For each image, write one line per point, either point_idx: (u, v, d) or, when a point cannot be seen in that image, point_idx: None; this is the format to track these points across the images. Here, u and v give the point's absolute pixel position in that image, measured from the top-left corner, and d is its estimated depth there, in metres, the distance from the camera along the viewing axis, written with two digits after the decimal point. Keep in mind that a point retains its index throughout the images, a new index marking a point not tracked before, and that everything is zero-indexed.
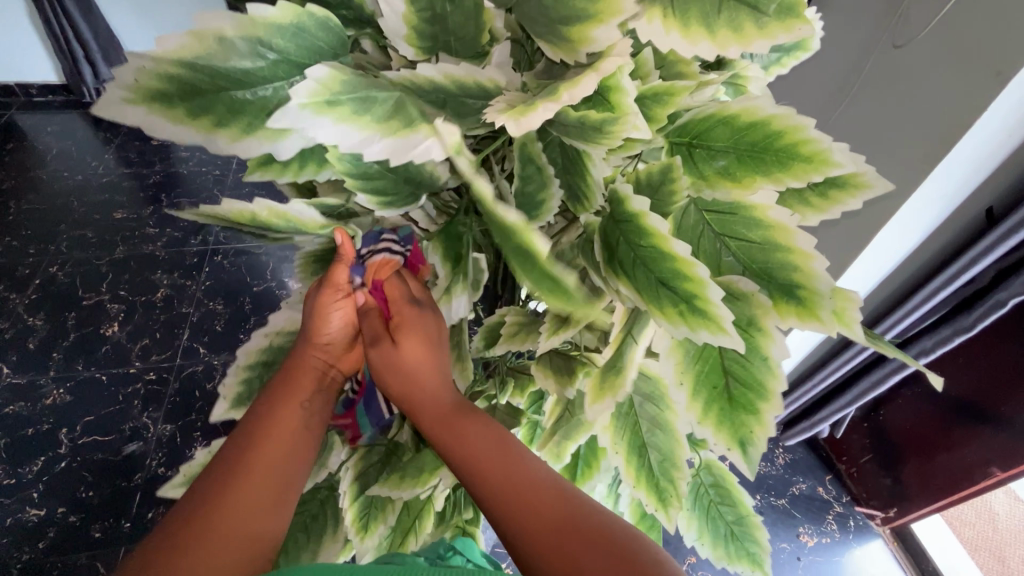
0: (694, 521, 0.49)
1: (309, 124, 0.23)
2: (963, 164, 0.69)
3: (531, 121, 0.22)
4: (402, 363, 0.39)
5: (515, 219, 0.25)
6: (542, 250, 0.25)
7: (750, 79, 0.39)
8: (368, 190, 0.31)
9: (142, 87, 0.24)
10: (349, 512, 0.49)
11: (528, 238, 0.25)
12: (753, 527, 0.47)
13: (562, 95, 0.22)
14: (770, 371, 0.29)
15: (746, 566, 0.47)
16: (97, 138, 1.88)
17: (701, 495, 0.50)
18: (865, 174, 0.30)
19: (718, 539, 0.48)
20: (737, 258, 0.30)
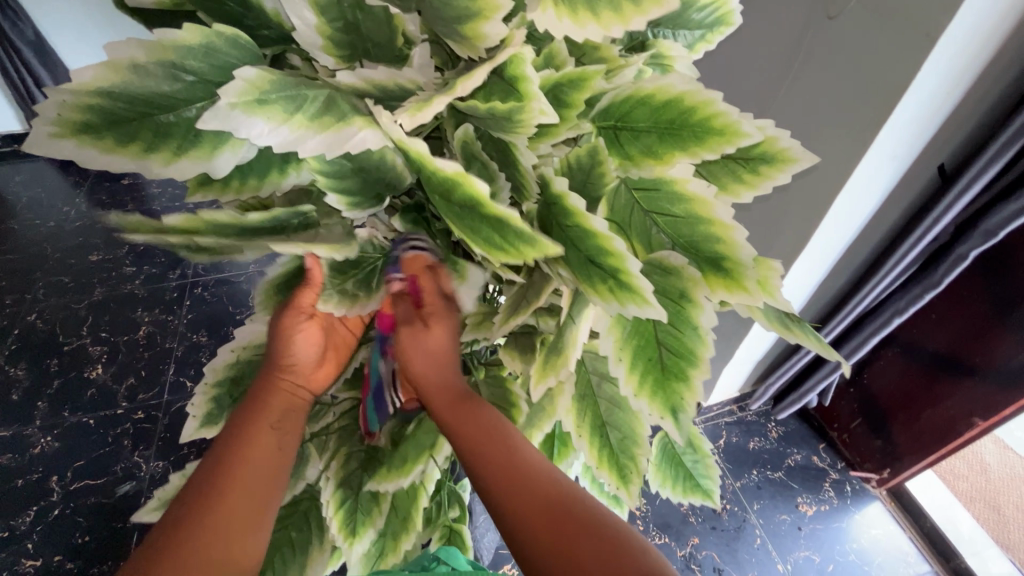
0: (659, 471, 0.54)
1: (240, 123, 0.23)
2: (908, 126, 0.71)
3: (427, 114, 0.23)
4: (426, 350, 0.42)
5: (454, 168, 0.24)
6: (485, 191, 0.24)
7: (676, 58, 0.41)
8: (336, 189, 0.31)
9: (66, 121, 0.24)
10: (334, 522, 0.49)
11: (469, 182, 0.24)
12: (706, 464, 0.52)
13: (456, 88, 0.23)
14: (700, 339, 0.31)
15: (699, 499, 0.52)
16: (67, 183, 1.86)
17: (668, 450, 0.54)
18: (792, 149, 0.32)
19: (677, 480, 0.53)
20: (665, 233, 0.32)
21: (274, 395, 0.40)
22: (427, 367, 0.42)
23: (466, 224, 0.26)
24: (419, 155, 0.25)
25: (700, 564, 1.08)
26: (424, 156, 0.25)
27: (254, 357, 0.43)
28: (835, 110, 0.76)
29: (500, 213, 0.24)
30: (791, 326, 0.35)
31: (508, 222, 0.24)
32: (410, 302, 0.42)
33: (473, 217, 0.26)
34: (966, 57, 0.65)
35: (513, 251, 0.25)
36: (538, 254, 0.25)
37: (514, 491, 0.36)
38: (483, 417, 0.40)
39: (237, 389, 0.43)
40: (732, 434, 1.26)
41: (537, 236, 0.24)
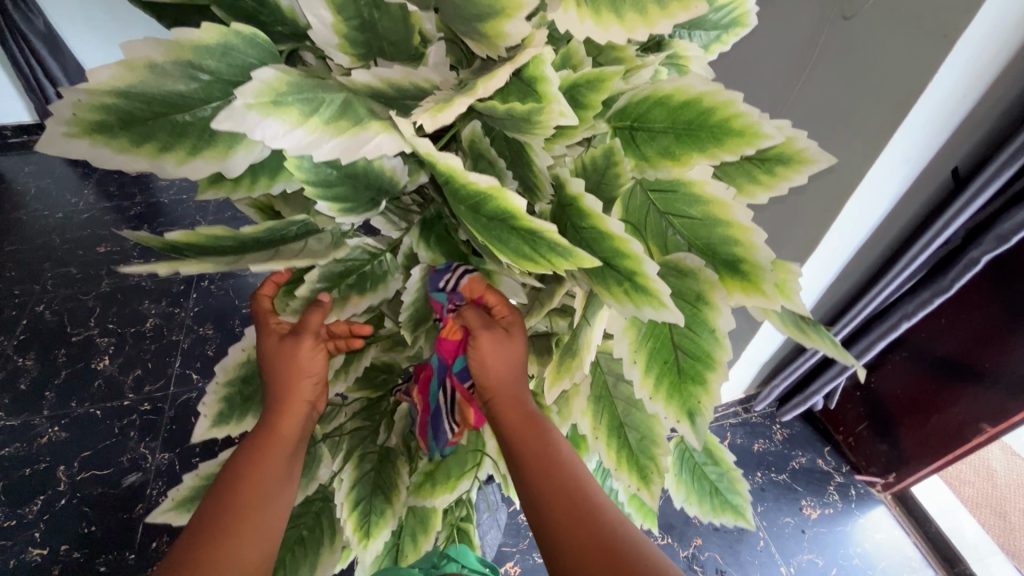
0: (682, 484, 0.54)
1: (262, 130, 0.23)
2: (923, 129, 0.70)
3: (448, 115, 0.23)
4: (501, 359, 0.39)
5: (489, 182, 0.24)
6: (522, 206, 0.24)
7: (691, 58, 0.40)
8: (327, 196, 0.31)
9: (82, 121, 0.24)
10: (348, 522, 0.48)
11: (505, 197, 0.24)
12: (734, 481, 0.52)
13: (477, 89, 0.23)
14: (717, 343, 0.30)
15: (731, 517, 0.52)
16: (75, 174, 1.87)
17: (688, 459, 0.54)
18: (809, 150, 0.31)
19: (704, 498, 0.53)
20: (681, 235, 0.32)
21: (286, 417, 0.40)
22: (503, 372, 0.39)
23: (495, 237, 0.26)
24: (450, 169, 0.25)
25: (703, 566, 1.08)
26: (454, 169, 0.24)
27: None
28: (849, 112, 0.75)
29: (533, 227, 0.24)
30: (806, 328, 0.34)
31: (544, 237, 0.24)
32: (478, 314, 0.39)
33: (502, 229, 0.25)
34: (983, 60, 0.64)
35: (541, 261, 0.24)
36: (568, 268, 0.25)
37: (569, 515, 0.35)
38: (545, 438, 0.39)
39: (248, 389, 0.43)
40: (737, 436, 1.26)
41: (573, 249, 0.23)
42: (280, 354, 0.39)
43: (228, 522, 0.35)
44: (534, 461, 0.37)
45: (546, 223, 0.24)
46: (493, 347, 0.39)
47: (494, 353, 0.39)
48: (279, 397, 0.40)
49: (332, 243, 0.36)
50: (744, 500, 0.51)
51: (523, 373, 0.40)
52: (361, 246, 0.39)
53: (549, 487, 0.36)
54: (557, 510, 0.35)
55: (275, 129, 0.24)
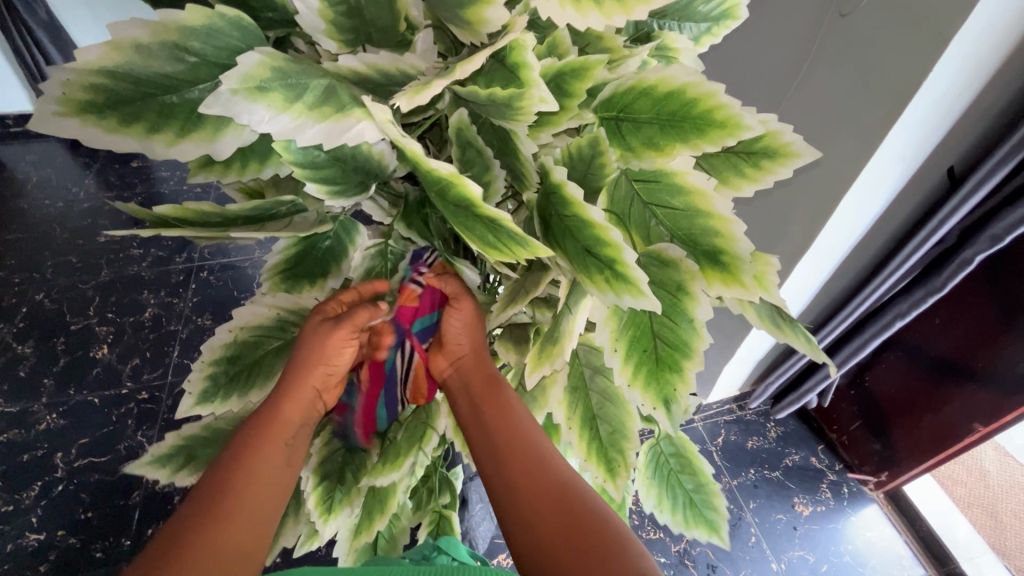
0: (655, 490, 0.54)
1: (246, 115, 0.24)
2: (917, 127, 0.71)
3: (424, 97, 0.23)
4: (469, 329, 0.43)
5: (448, 169, 0.24)
6: (479, 194, 0.24)
7: (681, 50, 0.40)
8: (315, 178, 0.31)
9: (71, 100, 0.24)
10: (311, 496, 0.48)
11: (462, 185, 0.24)
12: (712, 495, 0.52)
13: (455, 72, 0.23)
14: (695, 333, 0.31)
15: (705, 532, 0.52)
16: (77, 164, 1.88)
17: (662, 464, 0.54)
18: (794, 144, 0.32)
19: (677, 507, 0.53)
20: (664, 225, 0.33)
21: (290, 404, 0.40)
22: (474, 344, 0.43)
23: (459, 221, 0.26)
24: (413, 154, 0.25)
25: (694, 561, 1.08)
26: (417, 156, 0.25)
27: (253, 338, 0.42)
28: (844, 110, 0.76)
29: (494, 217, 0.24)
30: (784, 324, 0.35)
31: (501, 224, 0.24)
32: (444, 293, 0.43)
33: (463, 215, 0.26)
34: (978, 59, 0.64)
35: (506, 250, 0.25)
36: (529, 257, 0.25)
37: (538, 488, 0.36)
38: (514, 415, 0.41)
39: (234, 369, 0.42)
40: (731, 433, 1.26)
41: (529, 237, 0.24)
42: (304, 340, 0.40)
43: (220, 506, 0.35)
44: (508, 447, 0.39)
45: (505, 215, 0.24)
46: (461, 320, 0.43)
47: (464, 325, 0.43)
48: (287, 383, 0.40)
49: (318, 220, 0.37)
50: (721, 517, 0.51)
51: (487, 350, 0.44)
52: (364, 257, 0.43)
53: (519, 469, 0.37)
54: (530, 492, 0.36)
55: (262, 116, 0.24)
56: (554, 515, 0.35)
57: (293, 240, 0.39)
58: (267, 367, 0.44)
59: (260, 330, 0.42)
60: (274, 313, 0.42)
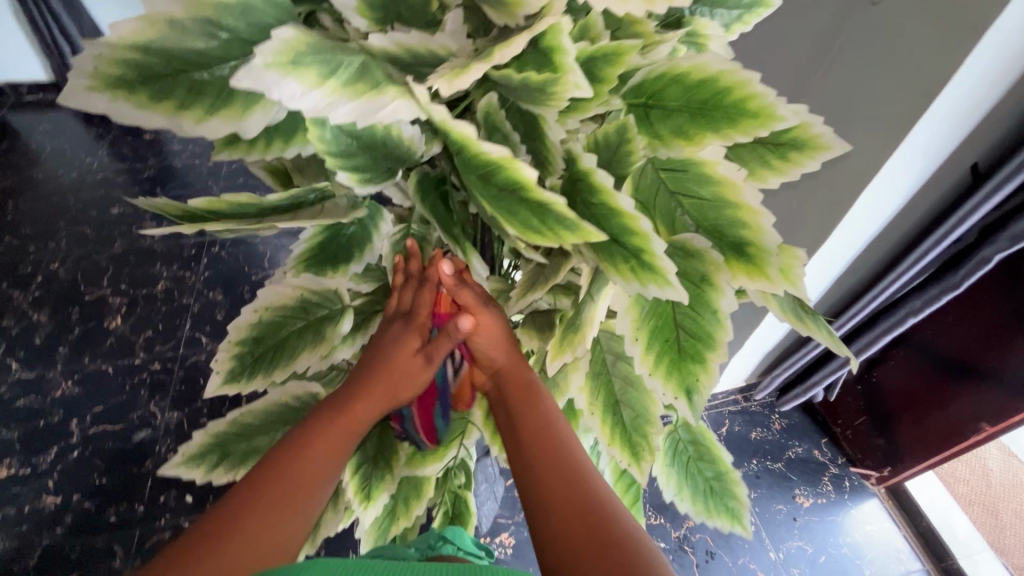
0: (673, 475, 0.55)
1: (281, 92, 0.23)
2: (944, 121, 0.69)
3: (463, 82, 0.23)
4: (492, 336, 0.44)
5: (500, 153, 0.24)
6: (531, 177, 0.24)
7: (711, 37, 0.39)
8: (348, 168, 0.31)
9: (102, 75, 0.24)
10: (351, 484, 0.52)
11: (517, 169, 0.24)
12: (732, 483, 0.52)
13: (494, 56, 0.23)
14: (718, 323, 0.31)
15: (727, 521, 0.52)
16: (89, 134, 1.87)
17: (680, 450, 0.55)
18: (823, 136, 0.31)
19: (698, 497, 0.54)
20: (689, 216, 0.33)
21: (361, 404, 0.42)
22: (500, 347, 0.44)
23: (504, 208, 0.26)
24: (462, 137, 0.25)
25: (694, 547, 1.10)
26: (467, 138, 0.24)
27: (278, 318, 0.42)
28: (870, 102, 0.74)
29: (541, 199, 0.24)
30: (805, 316, 0.35)
31: (550, 208, 0.24)
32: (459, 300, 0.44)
33: (511, 201, 0.25)
34: (1013, 52, 0.63)
35: (548, 233, 0.25)
36: (575, 242, 0.25)
37: (560, 496, 0.35)
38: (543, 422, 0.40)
39: (260, 350, 0.43)
40: (735, 423, 1.27)
41: (581, 223, 0.24)
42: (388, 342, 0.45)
43: (285, 494, 0.36)
44: (539, 435, 0.40)
45: (552, 194, 0.24)
46: (489, 321, 0.43)
47: (488, 328, 0.43)
48: (360, 386, 0.43)
49: (347, 209, 0.37)
50: (742, 504, 0.51)
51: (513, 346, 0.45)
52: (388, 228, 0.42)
53: (548, 472, 0.37)
54: (548, 473, 0.37)
55: (293, 90, 0.24)
56: (569, 503, 0.35)
57: (317, 221, 0.39)
58: (291, 348, 0.44)
59: (284, 310, 0.42)
60: (298, 292, 0.42)
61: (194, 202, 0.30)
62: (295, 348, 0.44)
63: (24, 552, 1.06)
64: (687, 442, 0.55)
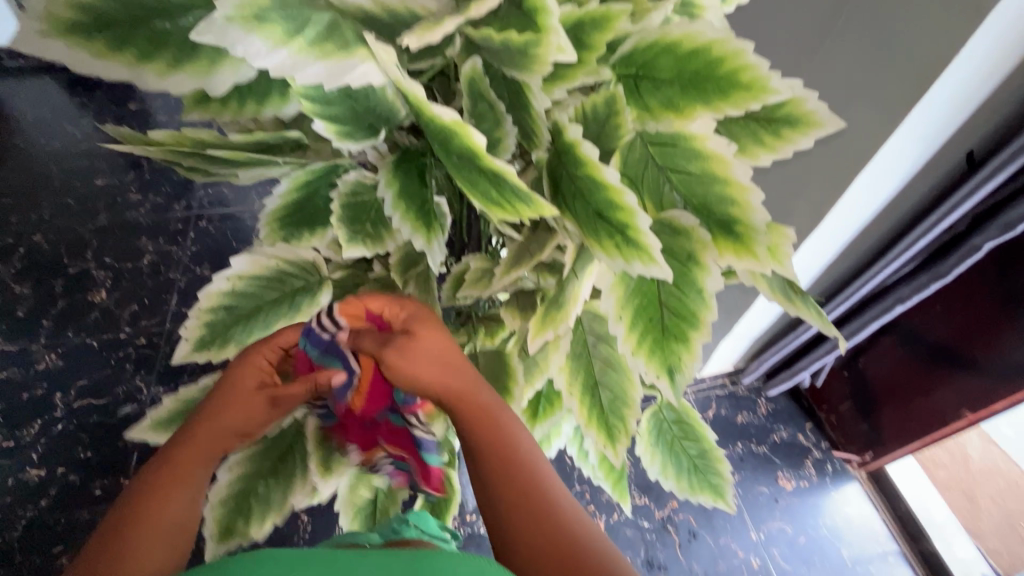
0: (657, 454, 0.55)
1: (241, 48, 0.23)
2: (942, 105, 0.69)
3: (435, 36, 0.22)
4: (425, 358, 0.41)
5: (451, 117, 0.22)
6: (484, 144, 0.22)
7: (706, 8, 0.38)
8: (325, 116, 0.31)
9: (55, 18, 0.23)
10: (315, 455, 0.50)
11: (466, 134, 0.22)
12: (716, 459, 0.52)
13: (470, 10, 0.22)
14: (703, 302, 0.30)
15: (709, 497, 0.53)
16: (72, 103, 1.82)
17: (664, 429, 0.54)
18: (818, 113, 0.30)
19: (682, 474, 0.54)
20: (678, 192, 0.32)
21: (222, 415, 0.42)
22: (434, 376, 0.41)
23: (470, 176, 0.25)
24: (417, 100, 0.24)
25: (676, 527, 1.11)
26: (420, 100, 0.23)
27: (252, 288, 0.42)
28: (869, 84, 0.73)
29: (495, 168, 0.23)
30: (794, 297, 0.34)
31: (504, 179, 0.23)
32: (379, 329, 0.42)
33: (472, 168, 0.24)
34: (1015, 35, 0.62)
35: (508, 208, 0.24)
36: (534, 215, 0.24)
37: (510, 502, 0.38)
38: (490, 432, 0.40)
39: (233, 318, 0.42)
40: (721, 407, 1.28)
41: (534, 195, 0.23)
42: (228, 366, 0.43)
43: (156, 497, 0.39)
44: (489, 444, 0.40)
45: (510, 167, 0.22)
46: (417, 355, 0.41)
47: (415, 366, 0.41)
48: (214, 411, 0.42)
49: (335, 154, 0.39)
50: (725, 481, 0.52)
51: (451, 363, 0.42)
52: (358, 179, 0.37)
53: (499, 479, 0.39)
54: (513, 493, 0.38)
55: (256, 47, 0.23)
56: (533, 521, 0.37)
57: (294, 184, 0.38)
58: (267, 318, 0.44)
59: (259, 280, 0.42)
60: (275, 262, 0.42)
61: (158, 134, 0.29)
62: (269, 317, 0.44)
63: (8, 524, 1.06)
64: (671, 421, 0.55)
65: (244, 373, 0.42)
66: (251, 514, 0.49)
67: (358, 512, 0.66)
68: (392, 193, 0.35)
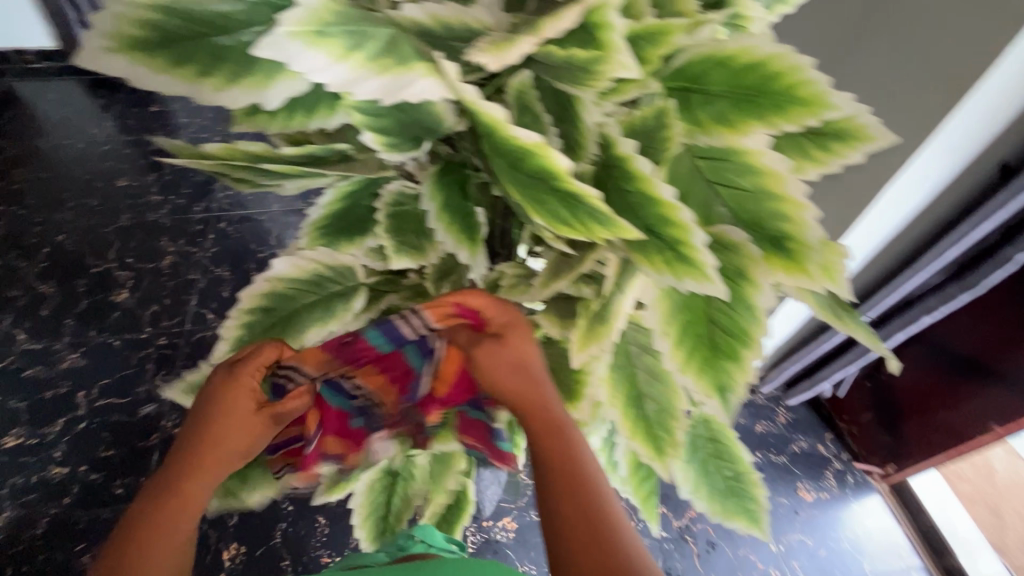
0: (691, 475, 0.53)
1: (302, 63, 0.23)
2: (978, 114, 0.67)
3: (512, 55, 0.22)
4: (504, 362, 0.44)
5: (532, 139, 0.21)
6: (565, 166, 0.22)
7: (752, 19, 0.37)
8: (374, 128, 0.31)
9: (122, 35, 0.23)
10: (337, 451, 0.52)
11: (550, 157, 0.22)
12: (751, 483, 0.52)
13: (543, 31, 0.21)
14: (755, 320, 0.30)
15: (742, 522, 0.52)
16: (96, 105, 1.85)
17: (699, 446, 0.54)
18: (870, 127, 0.29)
19: (715, 497, 0.53)
20: (728, 208, 0.31)
21: (217, 445, 0.43)
22: (512, 377, 0.44)
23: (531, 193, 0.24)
24: (494, 122, 0.22)
25: (695, 537, 1.10)
26: (498, 122, 0.22)
27: (293, 292, 0.41)
28: (902, 93, 0.72)
29: (575, 190, 0.22)
30: (841, 314, 0.34)
31: (583, 201, 0.22)
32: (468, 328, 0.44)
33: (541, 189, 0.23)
34: None
35: (580, 229, 0.23)
36: (607, 237, 0.23)
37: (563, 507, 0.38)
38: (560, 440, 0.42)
39: (273, 324, 0.41)
40: (740, 416, 1.27)
41: (617, 221, 0.22)
42: (215, 391, 0.43)
43: (160, 521, 0.42)
44: (551, 446, 0.41)
45: (591, 189, 0.21)
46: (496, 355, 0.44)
47: (494, 363, 0.44)
48: (209, 441, 0.43)
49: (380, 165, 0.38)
50: (760, 507, 0.51)
51: (531, 369, 0.44)
52: (401, 189, 0.38)
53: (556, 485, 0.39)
54: (569, 498, 0.38)
55: (317, 63, 0.23)
56: (585, 522, 0.37)
57: (338, 193, 0.39)
58: (302, 322, 0.42)
59: (299, 284, 0.41)
60: (314, 266, 0.41)
61: (211, 147, 0.29)
62: (303, 322, 0.42)
63: (32, 521, 1.07)
64: (703, 439, 0.54)
65: (237, 401, 0.43)
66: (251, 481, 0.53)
67: (370, 513, 0.66)
68: (435, 205, 0.35)
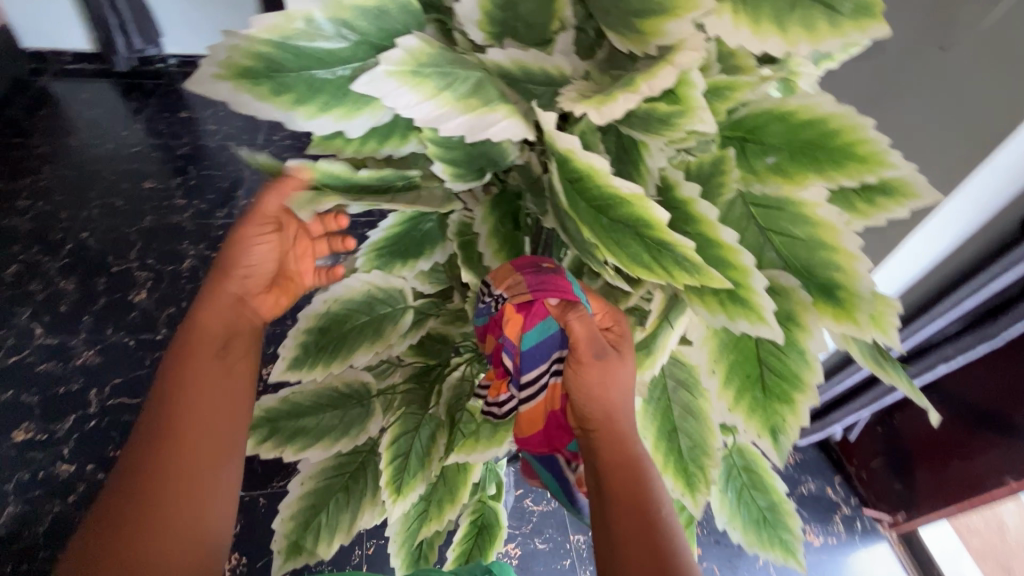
0: (726, 501, 0.54)
1: (393, 98, 0.24)
2: (1003, 170, 0.69)
3: (612, 110, 0.24)
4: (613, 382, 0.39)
5: (632, 188, 0.23)
6: (663, 219, 0.23)
7: (802, 75, 0.39)
8: (446, 158, 0.32)
9: (233, 64, 0.25)
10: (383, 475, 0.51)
11: (646, 208, 0.23)
12: (785, 514, 0.52)
13: (641, 87, 0.24)
14: (806, 364, 0.32)
15: (778, 553, 0.52)
16: (127, 108, 1.89)
17: (736, 475, 0.54)
18: (917, 183, 0.30)
19: (747, 523, 0.53)
20: (779, 254, 0.32)
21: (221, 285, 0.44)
22: (603, 399, 0.39)
23: (612, 236, 0.25)
24: (595, 170, 0.24)
25: None
26: (598, 172, 0.24)
27: (342, 311, 0.43)
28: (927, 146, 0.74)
29: (664, 240, 0.23)
30: (885, 362, 0.35)
31: (674, 250, 0.23)
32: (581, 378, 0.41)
33: (624, 232, 0.24)
34: None
35: (659, 272, 0.24)
36: (687, 284, 0.24)
37: (627, 511, 0.38)
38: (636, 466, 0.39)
39: (324, 340, 0.43)
40: None
41: (704, 269, 0.23)
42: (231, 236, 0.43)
43: (184, 388, 0.43)
44: (623, 467, 0.39)
45: (684, 239, 0.23)
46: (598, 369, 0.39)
47: (601, 382, 0.39)
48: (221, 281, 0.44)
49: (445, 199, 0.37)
50: (795, 538, 0.51)
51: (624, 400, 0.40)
52: (462, 219, 0.41)
53: (627, 496, 0.38)
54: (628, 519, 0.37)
55: (411, 101, 0.25)
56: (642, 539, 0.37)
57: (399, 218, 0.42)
58: (352, 342, 0.44)
59: (350, 303, 0.43)
60: (366, 287, 0.43)
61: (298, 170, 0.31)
62: (354, 344, 0.44)
63: (35, 518, 1.07)
64: (741, 468, 0.55)
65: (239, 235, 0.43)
66: (318, 537, 0.51)
67: (405, 543, 0.60)
68: (486, 233, 0.38)
